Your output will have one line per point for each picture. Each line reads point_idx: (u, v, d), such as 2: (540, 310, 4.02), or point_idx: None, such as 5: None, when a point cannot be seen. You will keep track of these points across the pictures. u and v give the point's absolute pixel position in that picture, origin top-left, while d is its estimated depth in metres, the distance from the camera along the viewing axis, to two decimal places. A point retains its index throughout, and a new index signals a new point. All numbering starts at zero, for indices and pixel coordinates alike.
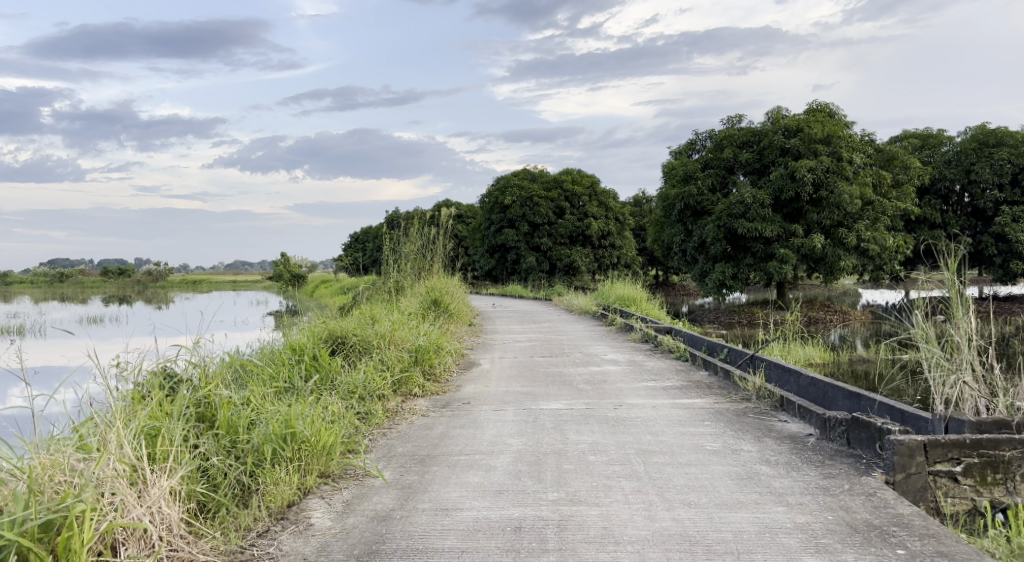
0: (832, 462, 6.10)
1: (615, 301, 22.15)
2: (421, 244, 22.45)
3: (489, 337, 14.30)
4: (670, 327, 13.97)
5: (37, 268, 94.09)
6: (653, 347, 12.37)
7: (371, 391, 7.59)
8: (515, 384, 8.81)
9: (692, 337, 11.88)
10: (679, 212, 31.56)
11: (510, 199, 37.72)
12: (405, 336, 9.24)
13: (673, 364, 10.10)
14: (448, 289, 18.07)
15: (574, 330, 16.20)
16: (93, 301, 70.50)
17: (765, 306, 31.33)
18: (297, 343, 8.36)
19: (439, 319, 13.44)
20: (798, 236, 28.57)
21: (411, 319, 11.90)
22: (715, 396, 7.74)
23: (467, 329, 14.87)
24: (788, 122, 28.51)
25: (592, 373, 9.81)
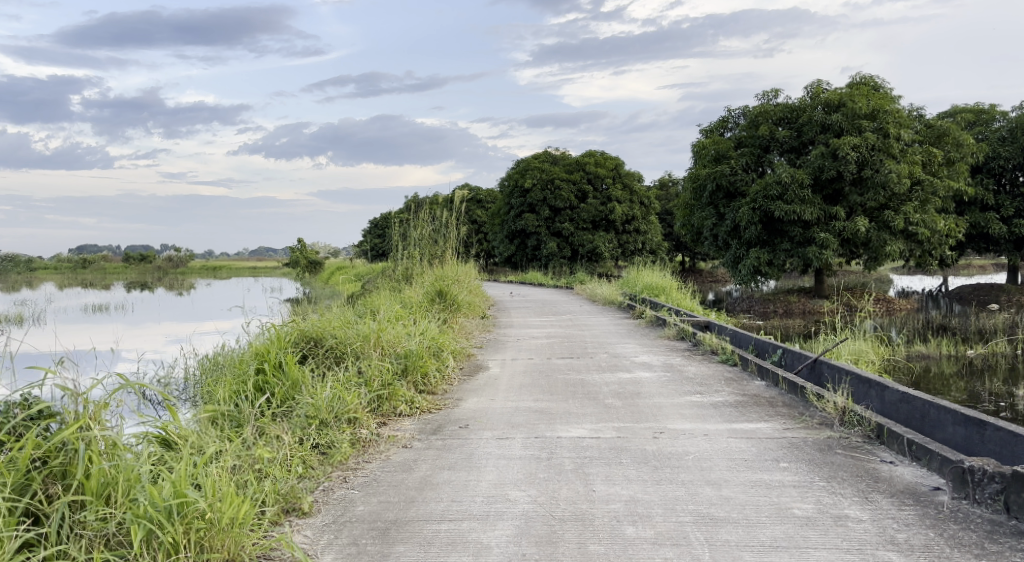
0: (995, 548, 4.40)
1: (642, 290, 20.49)
2: (432, 228, 20.85)
3: (503, 332, 12.77)
4: (708, 321, 12.42)
5: (58, 254, 93.75)
6: (693, 343, 10.81)
7: (339, 414, 6.03)
8: (526, 399, 7.17)
9: (737, 334, 10.33)
10: (710, 193, 29.82)
11: (531, 183, 36.05)
12: (396, 337, 7.69)
13: (720, 370, 8.43)
14: (457, 276, 16.53)
15: (598, 324, 14.64)
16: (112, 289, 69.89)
17: (802, 295, 29.53)
18: (259, 346, 6.85)
19: (443, 313, 11.81)
20: (839, 219, 26.86)
21: (407, 315, 10.30)
22: (782, 418, 6.07)
23: (477, 323, 13.28)
24: (829, 96, 26.84)
25: (625, 378, 8.29)
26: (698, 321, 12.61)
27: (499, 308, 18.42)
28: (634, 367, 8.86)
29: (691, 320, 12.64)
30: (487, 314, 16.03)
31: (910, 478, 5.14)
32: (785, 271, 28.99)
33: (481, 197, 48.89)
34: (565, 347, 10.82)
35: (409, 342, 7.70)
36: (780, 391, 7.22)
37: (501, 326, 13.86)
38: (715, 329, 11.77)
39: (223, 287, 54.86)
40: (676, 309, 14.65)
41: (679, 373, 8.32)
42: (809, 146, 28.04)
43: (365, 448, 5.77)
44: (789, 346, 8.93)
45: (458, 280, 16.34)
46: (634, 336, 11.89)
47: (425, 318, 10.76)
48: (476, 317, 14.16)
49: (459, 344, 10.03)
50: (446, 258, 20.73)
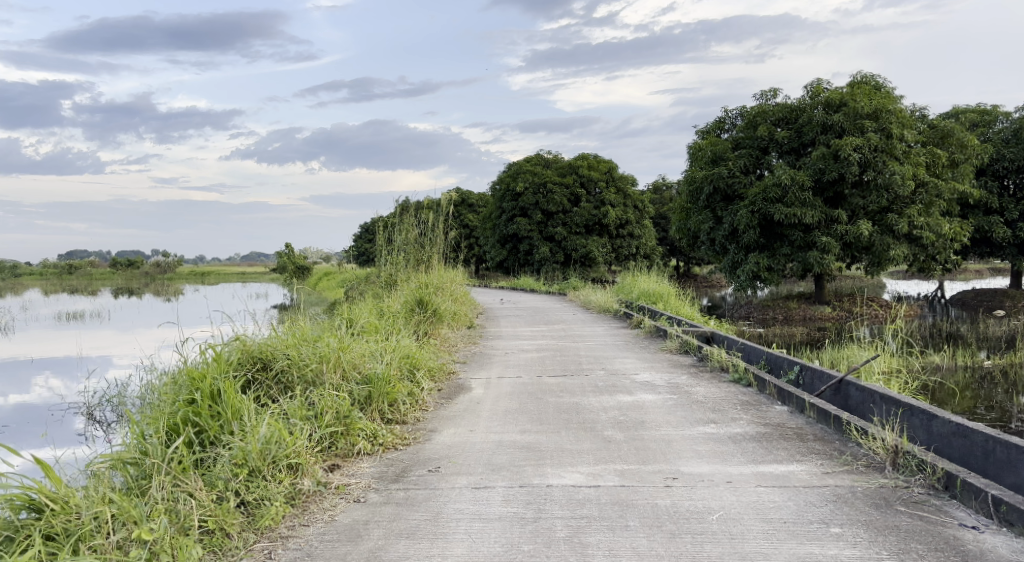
0: None
1: (638, 297, 19.55)
2: (417, 232, 19.80)
3: (489, 344, 11.80)
4: (712, 332, 11.48)
5: (43, 261, 92.19)
6: (697, 356, 9.88)
7: (277, 459, 5.54)
8: (508, 423, 6.46)
9: (747, 347, 9.45)
10: (708, 196, 28.81)
11: (522, 186, 35.03)
12: (362, 354, 7.10)
13: (729, 389, 7.63)
14: (442, 282, 15.54)
15: (592, 333, 13.65)
16: (101, 294, 68.42)
17: (802, 301, 28.60)
18: (204, 359, 6.26)
19: (426, 322, 10.92)
20: (841, 222, 25.89)
21: (387, 327, 9.49)
22: (799, 456, 5.56)
23: (462, 334, 12.34)
24: (831, 95, 25.91)
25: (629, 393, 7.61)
26: (699, 331, 11.67)
27: (487, 317, 17.38)
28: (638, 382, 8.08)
29: (693, 330, 11.70)
30: (474, 323, 15.04)
31: (1000, 548, 4.61)
32: (785, 276, 28.07)
33: (472, 202, 47.75)
34: (558, 361, 9.91)
35: (377, 361, 7.12)
36: (805, 417, 6.43)
37: (490, 337, 12.95)
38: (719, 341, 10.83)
39: (208, 293, 53.43)
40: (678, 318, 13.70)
41: (686, 391, 7.49)
42: (809, 147, 27.13)
43: (305, 507, 5.31)
44: (807, 363, 8.04)
45: (444, 288, 15.34)
46: (632, 348, 10.95)
47: (405, 331, 10.09)
48: (462, 328, 13.25)
49: (440, 358, 9.35)
50: (432, 264, 19.69)
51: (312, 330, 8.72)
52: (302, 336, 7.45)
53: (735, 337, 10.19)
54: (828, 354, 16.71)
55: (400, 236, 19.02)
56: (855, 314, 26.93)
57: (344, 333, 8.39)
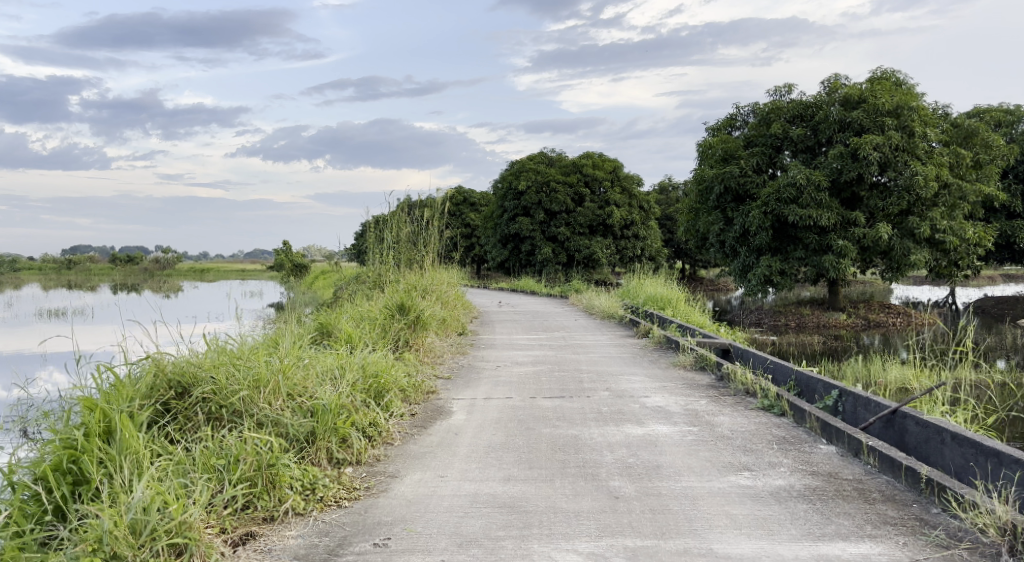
0: None
1: (644, 302, 18.32)
2: (411, 230, 18.53)
3: (479, 355, 10.60)
4: (729, 344, 10.26)
5: (44, 255, 91.17)
6: (716, 373, 8.69)
7: (163, 531, 4.71)
8: (479, 462, 5.52)
9: (776, 365, 8.27)
10: (718, 196, 27.45)
11: (525, 185, 33.77)
12: (311, 378, 6.23)
13: (758, 415, 6.53)
14: (432, 285, 14.28)
15: (595, 343, 12.41)
16: (102, 290, 67.43)
17: (815, 307, 27.28)
18: (110, 388, 5.51)
19: (412, 326, 9.83)
20: (858, 225, 24.61)
21: (366, 337, 8.59)
22: (856, 528, 4.56)
23: (451, 343, 11.15)
24: (850, 91, 24.87)
25: (639, 417, 6.54)
26: (714, 344, 10.44)
27: (482, 323, 16.09)
28: (649, 404, 6.99)
29: (708, 342, 10.47)
30: (465, 331, 13.76)
31: None
32: (797, 281, 26.75)
33: (473, 200, 46.44)
34: (556, 377, 8.77)
35: (329, 384, 6.24)
36: (862, 462, 5.36)
37: (484, 346, 11.77)
38: (740, 356, 9.62)
39: (205, 291, 52.17)
40: (690, 327, 12.45)
41: (708, 418, 6.38)
42: (825, 145, 25.87)
43: None
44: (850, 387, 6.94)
45: (434, 291, 14.07)
46: (640, 362, 9.75)
47: (390, 341, 9.17)
48: (451, 337, 12.00)
49: (423, 372, 8.40)
50: (427, 264, 18.44)
51: (279, 341, 7.91)
52: (251, 348, 6.62)
53: (759, 353, 8.99)
54: (850, 367, 15.49)
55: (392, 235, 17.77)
56: (872, 322, 25.63)
57: (310, 345, 7.57)
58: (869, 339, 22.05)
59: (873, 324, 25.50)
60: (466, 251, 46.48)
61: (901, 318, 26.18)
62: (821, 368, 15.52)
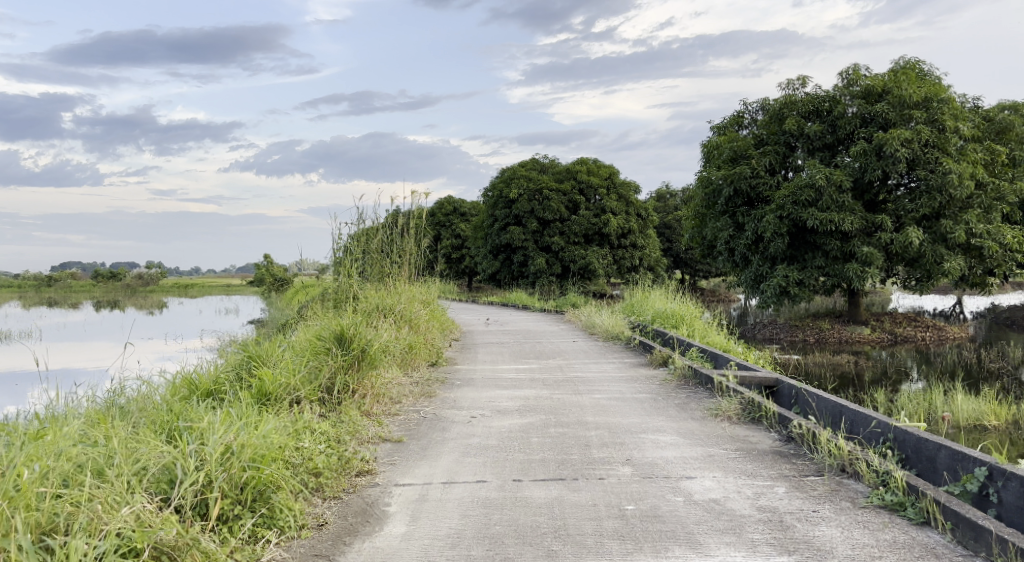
0: None
1: (651, 319, 15.89)
2: (383, 239, 15.96)
3: (450, 397, 8.17)
4: (776, 378, 7.82)
5: (24, 272, 88.03)
6: (770, 426, 6.44)
7: None
8: None
9: (855, 415, 5.96)
10: (727, 200, 24.93)
11: (516, 193, 31.21)
12: (97, 497, 4.54)
13: (866, 521, 4.59)
14: (393, 301, 11.62)
15: (595, 375, 9.89)
16: (85, 307, 64.40)
17: (834, 320, 24.67)
18: None
19: (367, 364, 7.35)
20: (885, 229, 22.08)
21: (301, 387, 6.60)
22: None
23: (413, 382, 8.71)
24: (871, 82, 22.45)
25: (685, 521, 4.60)
26: (754, 378, 8.01)
27: (461, 349, 13.39)
28: (694, 485, 4.98)
29: (748, 376, 8.01)
30: (438, 360, 11.22)
31: None
32: (814, 292, 24.18)
33: (463, 210, 43.84)
34: (554, 428, 6.54)
35: (126, 509, 4.51)
36: None
37: (459, 383, 9.26)
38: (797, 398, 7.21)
39: (182, 307, 49.09)
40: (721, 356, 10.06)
41: (802, 533, 4.44)
42: (846, 143, 23.46)
43: None
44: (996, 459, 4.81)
45: (394, 311, 11.40)
46: (664, 408, 7.36)
47: (326, 378, 6.91)
48: (414, 373, 9.46)
49: (368, 428, 6.21)
50: (401, 279, 15.92)
51: (169, 409, 6.12)
52: (51, 440, 5.00)
53: (822, 394, 6.67)
54: (900, 395, 13.20)
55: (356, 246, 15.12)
56: (900, 337, 23.03)
57: (194, 409, 5.76)
58: (902, 359, 19.71)
59: (901, 339, 22.91)
60: (456, 263, 43.77)
61: (931, 331, 23.59)
62: (864, 400, 13.20)
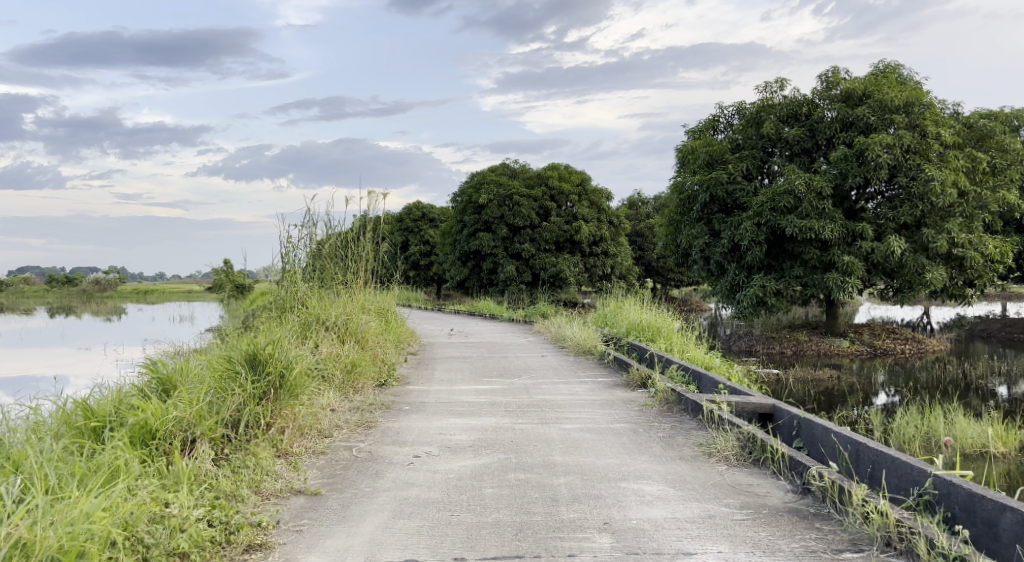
0: None
1: (626, 332, 14.74)
2: (338, 245, 14.67)
3: (390, 431, 7.08)
4: (775, 408, 6.81)
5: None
6: (772, 469, 5.52)
7: None
8: None
9: (878, 456, 5.11)
10: (702, 206, 23.89)
11: (485, 198, 29.97)
12: None
13: None
14: (333, 311, 10.36)
15: (563, 399, 8.64)
16: (38, 312, 61.72)
17: (811, 332, 23.64)
18: None
19: (286, 395, 6.22)
20: (865, 238, 21.05)
21: (191, 424, 5.49)
22: None
23: (346, 414, 7.55)
24: (852, 85, 21.42)
25: None
26: (749, 405, 7.02)
27: (418, 366, 12.13)
28: None
29: (743, 402, 7.00)
30: (387, 380, 10.01)
31: None
32: (792, 303, 23.14)
33: (431, 215, 42.50)
34: (517, 470, 5.48)
35: None
36: None
37: (406, 411, 8.07)
38: (802, 430, 6.28)
39: (139, 313, 46.97)
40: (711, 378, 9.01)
41: None
42: (825, 148, 22.47)
43: None
44: None
45: (336, 325, 10.11)
46: (648, 445, 6.24)
47: (228, 411, 5.80)
48: (350, 401, 8.28)
49: (271, 481, 5.17)
50: (356, 288, 14.67)
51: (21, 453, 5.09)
52: None
53: (834, 427, 5.80)
54: (891, 418, 12.13)
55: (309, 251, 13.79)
56: (880, 350, 21.96)
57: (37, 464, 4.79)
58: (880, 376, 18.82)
59: (882, 352, 21.88)
60: (424, 271, 42.36)
61: (910, 344, 22.54)
62: (854, 422, 12.13)
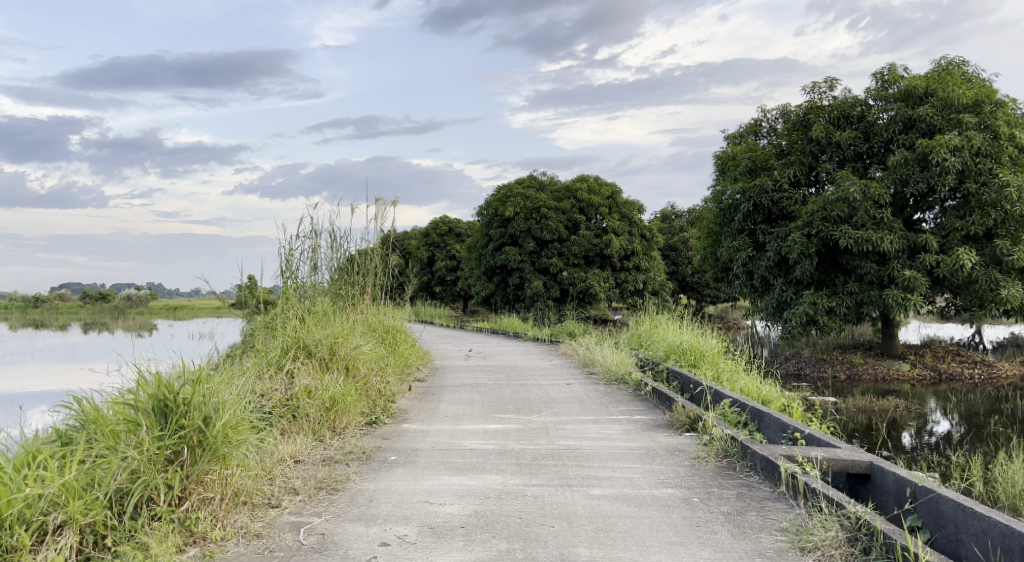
0: None
1: (664, 355, 12.92)
2: (341, 257, 12.98)
3: (361, 486, 5.80)
4: (871, 465, 5.45)
5: (13, 297, 84.44)
6: None
7: None
8: None
9: None
10: (744, 216, 21.95)
11: (511, 210, 28.31)
12: None
13: None
14: (317, 332, 8.68)
15: (592, 448, 6.87)
16: (74, 328, 61.95)
17: (866, 354, 21.61)
18: None
19: (205, 456, 5.23)
20: (929, 251, 19.02)
21: (53, 502, 4.71)
22: None
23: (308, 469, 6.14)
24: (912, 82, 19.43)
25: None
26: (838, 463, 5.55)
27: (423, 397, 10.40)
28: None
29: (830, 461, 5.55)
30: (377, 418, 8.33)
31: None
32: (844, 322, 21.11)
33: (457, 230, 40.86)
34: None
35: None
36: None
37: (391, 464, 6.43)
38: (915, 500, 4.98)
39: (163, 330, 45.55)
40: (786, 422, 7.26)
41: None
42: (881, 153, 20.46)
43: None
44: None
45: (316, 351, 8.47)
46: (710, 526, 4.85)
47: (114, 484, 4.92)
48: (322, 450, 6.74)
49: None
50: (359, 305, 13.00)
51: None
52: None
53: (961, 503, 4.68)
54: (984, 462, 10.17)
55: (311, 268, 12.17)
56: (946, 375, 19.80)
57: None
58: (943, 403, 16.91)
59: (947, 377, 19.74)
60: (450, 288, 40.64)
61: (979, 367, 20.34)
62: (937, 463, 10.21)
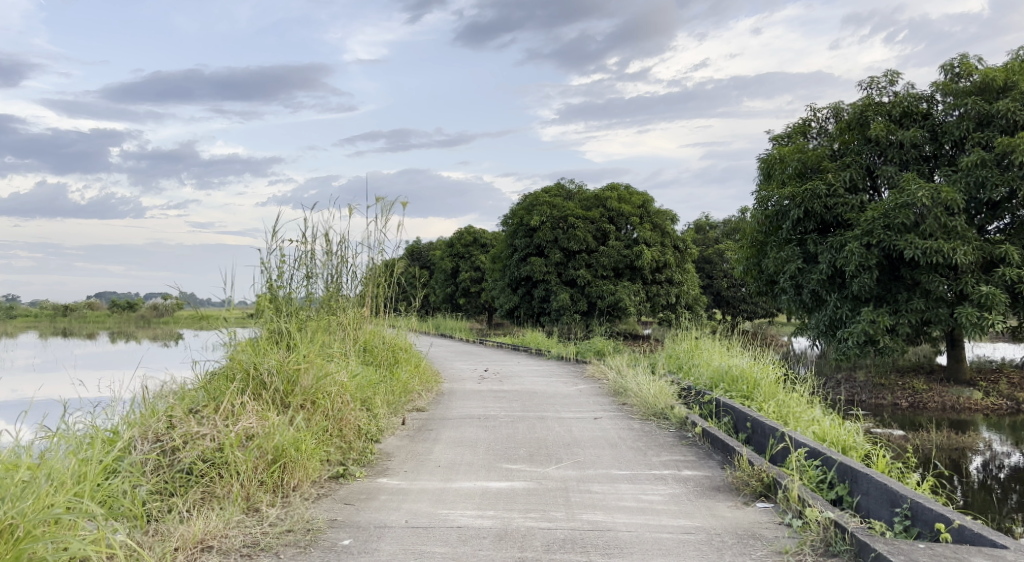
0: None
1: (710, 383, 10.83)
2: (334, 269, 10.99)
3: None
4: None
5: (43, 304, 83.50)
6: None
7: None
8: None
9: None
10: (794, 224, 19.78)
11: (537, 219, 26.28)
12: None
13: None
14: (270, 358, 6.81)
15: (630, 531, 4.96)
16: (96, 336, 60.95)
17: (929, 379, 19.33)
18: None
19: None
20: (1010, 263, 16.76)
21: None
22: None
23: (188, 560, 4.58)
24: (990, 74, 17.20)
25: None
26: None
27: (415, 435, 8.36)
28: None
29: None
30: (346, 473, 6.44)
31: None
32: (906, 342, 18.84)
33: (483, 240, 38.96)
34: None
35: None
36: None
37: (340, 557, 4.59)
38: None
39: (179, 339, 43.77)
40: (897, 492, 5.25)
41: None
42: (952, 155, 18.21)
43: None
44: None
45: (268, 382, 6.66)
46: None
47: None
48: (252, 525, 4.95)
49: None
50: (351, 318, 11.01)
51: None
52: None
53: None
54: None
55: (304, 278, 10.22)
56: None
57: None
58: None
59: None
60: (474, 300, 38.66)
61: None
62: None
